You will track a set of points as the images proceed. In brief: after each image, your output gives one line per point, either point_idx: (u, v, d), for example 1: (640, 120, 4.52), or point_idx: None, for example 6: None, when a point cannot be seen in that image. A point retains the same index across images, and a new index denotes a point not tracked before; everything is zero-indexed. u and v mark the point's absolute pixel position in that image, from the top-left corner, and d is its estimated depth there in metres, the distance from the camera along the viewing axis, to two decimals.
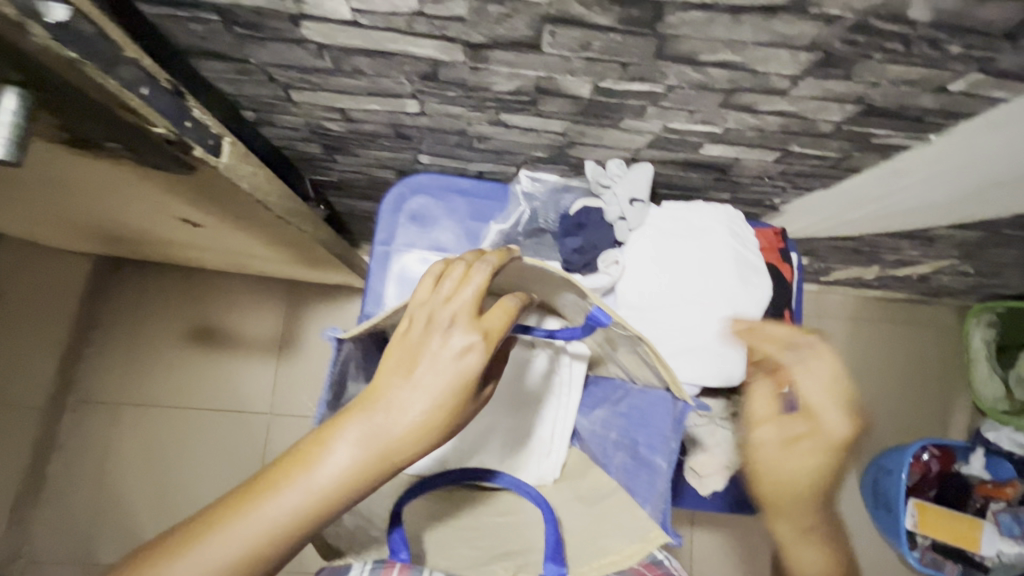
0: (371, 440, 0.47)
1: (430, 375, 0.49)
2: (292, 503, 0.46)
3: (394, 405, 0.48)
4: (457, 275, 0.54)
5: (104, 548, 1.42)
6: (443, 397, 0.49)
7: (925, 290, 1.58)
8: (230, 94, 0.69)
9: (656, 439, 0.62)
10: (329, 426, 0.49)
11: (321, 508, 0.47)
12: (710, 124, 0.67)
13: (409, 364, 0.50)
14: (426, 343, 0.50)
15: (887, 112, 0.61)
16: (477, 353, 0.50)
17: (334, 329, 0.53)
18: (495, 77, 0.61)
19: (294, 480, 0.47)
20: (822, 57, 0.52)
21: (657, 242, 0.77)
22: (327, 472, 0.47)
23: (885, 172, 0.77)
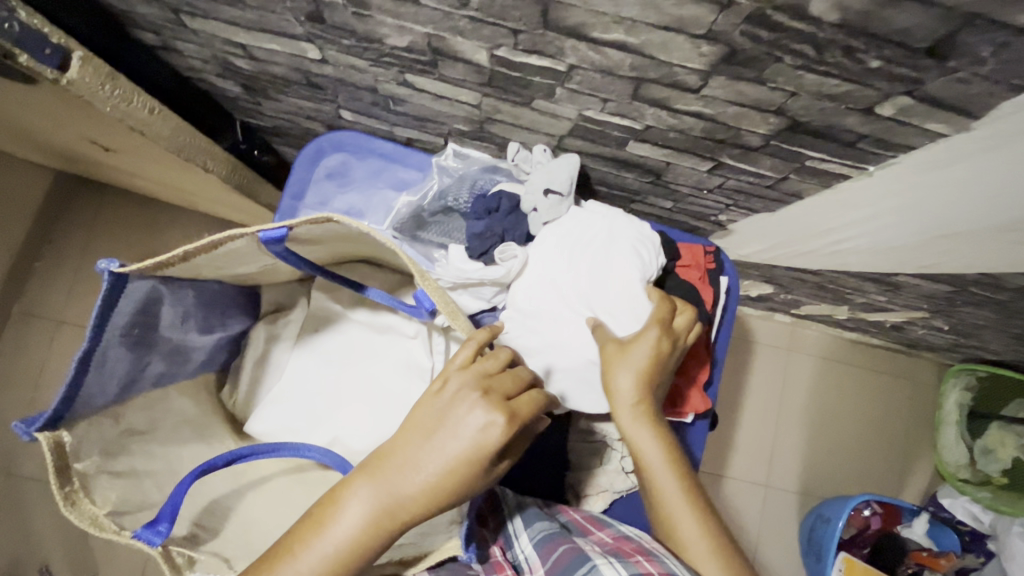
0: (384, 500, 0.48)
1: (447, 442, 0.48)
2: (308, 564, 0.46)
3: (413, 466, 0.48)
4: (490, 365, 0.53)
5: (25, 458, 1.44)
6: (455, 463, 0.48)
7: (901, 340, 1.48)
8: (121, 10, 0.64)
9: None
10: (343, 484, 0.49)
11: (337, 568, 0.47)
12: (627, 117, 0.60)
13: (428, 429, 0.49)
14: (449, 412, 0.49)
15: (814, 131, 0.54)
16: (495, 428, 0.48)
17: (109, 261, 0.45)
18: (384, 29, 0.55)
19: (311, 542, 0.47)
20: (726, 53, 0.45)
21: (564, 240, 0.72)
22: (340, 531, 0.47)
23: (829, 202, 0.69)
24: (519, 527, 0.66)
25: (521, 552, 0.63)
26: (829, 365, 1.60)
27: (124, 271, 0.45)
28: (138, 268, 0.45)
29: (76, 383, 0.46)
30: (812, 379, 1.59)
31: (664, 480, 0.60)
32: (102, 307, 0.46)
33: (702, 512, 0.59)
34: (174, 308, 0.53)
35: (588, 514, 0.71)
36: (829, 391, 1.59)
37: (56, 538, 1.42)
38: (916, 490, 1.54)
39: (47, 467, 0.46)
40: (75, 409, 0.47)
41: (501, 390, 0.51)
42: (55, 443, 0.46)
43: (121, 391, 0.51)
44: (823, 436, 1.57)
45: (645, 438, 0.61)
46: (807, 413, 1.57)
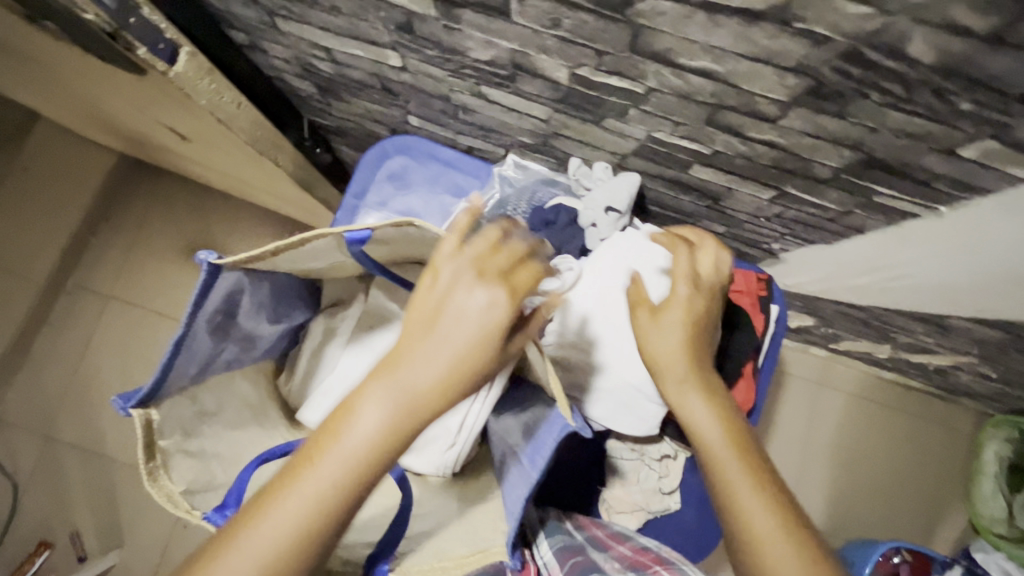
0: (406, 393, 0.46)
1: (459, 325, 0.47)
2: (332, 468, 0.44)
3: (425, 354, 0.47)
4: (485, 247, 0.50)
5: (66, 426, 1.50)
6: (465, 349, 0.47)
7: (942, 384, 1.44)
8: (218, 9, 0.67)
9: (533, 450, 0.58)
10: (352, 390, 0.47)
11: (360, 474, 0.45)
12: (696, 141, 0.62)
13: (428, 321, 0.48)
14: (451, 300, 0.48)
15: (888, 167, 0.54)
16: (501, 300, 0.47)
17: (209, 253, 0.47)
18: (470, 42, 0.57)
19: (327, 450, 0.45)
20: (811, 86, 0.46)
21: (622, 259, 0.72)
22: (357, 437, 0.45)
23: (889, 240, 0.69)
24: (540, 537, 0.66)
25: (541, 558, 0.63)
26: (863, 402, 1.56)
27: (221, 263, 0.48)
28: (234, 261, 0.48)
29: (170, 366, 0.49)
30: (844, 417, 1.55)
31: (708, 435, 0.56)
32: (199, 296, 0.48)
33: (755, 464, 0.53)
34: (253, 297, 0.56)
35: (612, 529, 0.70)
36: (861, 430, 1.55)
37: (87, 506, 1.47)
38: (947, 541, 1.49)
39: (137, 443, 0.49)
40: (165, 390, 0.50)
41: (497, 268, 0.49)
42: (147, 421, 0.49)
43: (199, 372, 0.54)
44: (853, 476, 1.52)
45: (694, 396, 0.58)
46: (837, 451, 1.53)
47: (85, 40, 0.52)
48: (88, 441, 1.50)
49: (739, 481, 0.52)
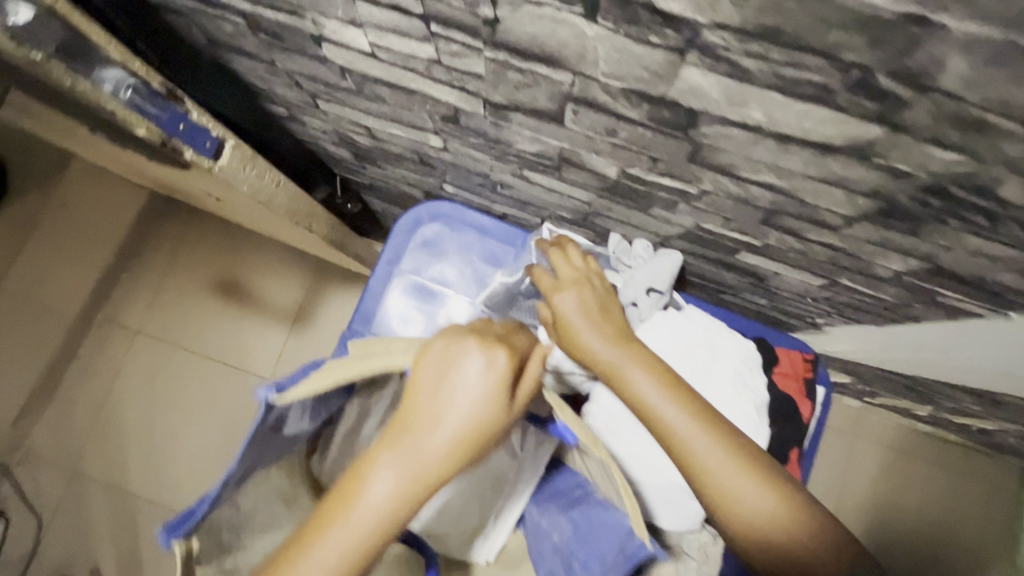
0: (412, 467, 0.43)
1: (463, 389, 0.44)
2: (336, 546, 0.42)
3: (432, 424, 0.44)
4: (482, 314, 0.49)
5: (92, 460, 1.51)
6: (476, 417, 0.43)
7: (984, 440, 1.38)
8: (261, 89, 0.67)
9: (600, 561, 0.58)
10: (359, 459, 0.44)
11: (370, 546, 0.43)
12: (748, 235, 0.59)
13: (430, 389, 0.44)
14: (447, 365, 0.44)
15: (957, 277, 0.51)
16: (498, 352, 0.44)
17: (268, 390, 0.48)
18: (518, 137, 0.56)
19: (335, 525, 0.42)
20: (884, 208, 0.43)
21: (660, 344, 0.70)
22: (368, 510, 0.42)
23: (948, 331, 0.66)
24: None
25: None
26: (898, 455, 1.50)
27: (280, 398, 0.48)
28: (292, 396, 0.49)
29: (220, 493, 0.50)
30: (878, 470, 1.49)
31: (663, 407, 0.53)
32: (257, 426, 0.49)
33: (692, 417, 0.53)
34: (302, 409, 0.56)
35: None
36: (897, 483, 1.49)
37: (110, 543, 1.47)
38: None
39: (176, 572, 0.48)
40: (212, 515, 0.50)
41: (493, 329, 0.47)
42: (187, 552, 0.48)
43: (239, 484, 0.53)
44: (889, 534, 1.46)
45: (631, 374, 0.56)
46: (871, 506, 1.47)
47: (133, 144, 0.51)
48: (113, 476, 1.51)
49: (689, 433, 0.51)
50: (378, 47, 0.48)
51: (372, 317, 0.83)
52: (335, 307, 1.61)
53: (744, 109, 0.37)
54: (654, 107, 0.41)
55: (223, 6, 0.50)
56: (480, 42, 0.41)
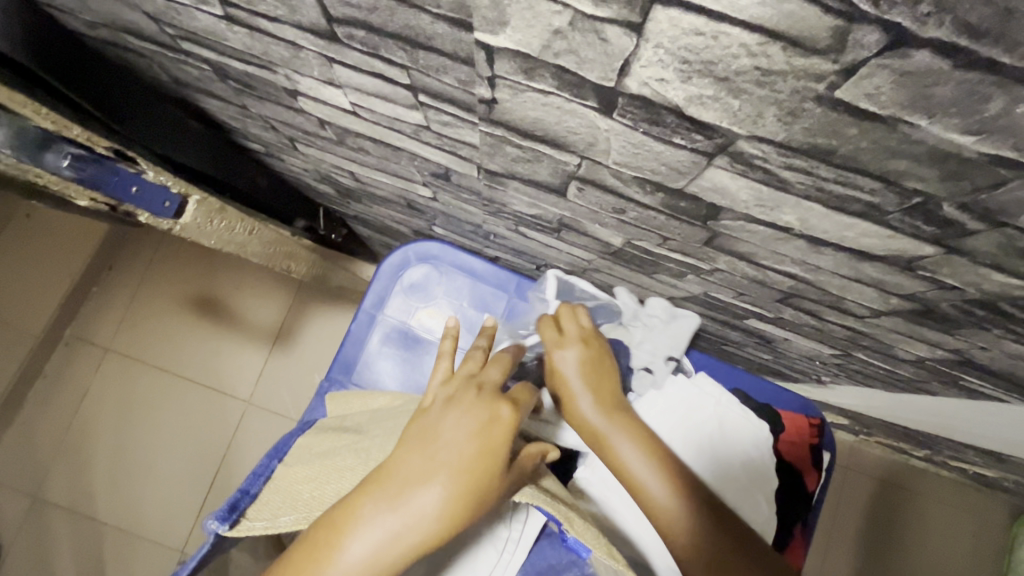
0: (387, 526, 0.35)
1: (459, 441, 0.38)
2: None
3: (420, 480, 0.36)
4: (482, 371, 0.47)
5: (57, 484, 1.44)
6: (475, 472, 0.37)
7: (979, 479, 1.35)
8: (234, 129, 0.61)
9: None
10: (334, 511, 0.37)
11: None
12: (761, 308, 0.55)
13: (422, 439, 0.39)
14: (445, 417, 0.40)
15: (988, 370, 0.47)
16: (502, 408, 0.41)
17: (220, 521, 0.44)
18: (514, 200, 0.51)
19: None
20: (920, 309, 0.39)
21: (668, 416, 0.64)
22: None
23: (962, 405, 0.62)
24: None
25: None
26: (892, 490, 1.47)
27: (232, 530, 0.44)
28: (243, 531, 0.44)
29: None
30: (871, 506, 1.46)
31: (647, 480, 0.51)
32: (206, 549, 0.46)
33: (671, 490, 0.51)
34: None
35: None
36: (890, 520, 1.46)
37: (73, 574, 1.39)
38: None
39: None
40: None
41: (495, 387, 0.44)
42: None
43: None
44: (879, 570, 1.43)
45: (624, 449, 0.53)
46: (862, 542, 1.44)
47: None
48: (78, 502, 1.43)
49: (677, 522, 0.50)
50: (360, 106, 0.42)
51: (353, 366, 0.77)
52: (318, 329, 1.57)
53: (777, 212, 0.32)
54: (669, 196, 0.36)
55: (185, 52, 0.44)
56: (477, 118, 0.36)
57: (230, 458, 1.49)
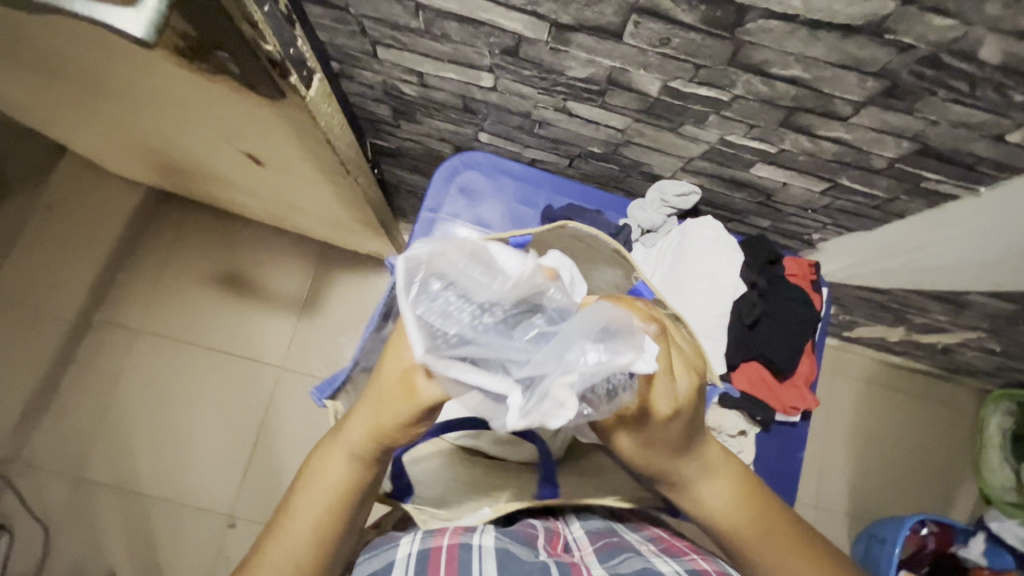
0: (342, 459, 0.53)
1: (368, 408, 0.51)
2: (278, 547, 0.51)
3: (350, 437, 0.52)
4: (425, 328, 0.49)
5: (99, 466, 1.42)
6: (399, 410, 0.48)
7: (947, 365, 1.53)
8: (323, 42, 0.74)
9: None
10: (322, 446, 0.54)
11: (332, 507, 0.53)
12: (766, 142, 0.70)
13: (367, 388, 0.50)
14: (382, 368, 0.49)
15: (940, 155, 0.63)
16: (407, 348, 0.48)
17: None
18: (572, 62, 0.64)
19: (298, 496, 0.53)
20: (888, 87, 0.55)
21: (672, 253, 0.84)
22: (323, 481, 0.53)
23: (926, 221, 0.79)
24: (575, 526, 0.66)
25: (572, 537, 0.65)
26: (877, 388, 1.62)
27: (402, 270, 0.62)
28: None
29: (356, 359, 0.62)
30: (861, 404, 1.60)
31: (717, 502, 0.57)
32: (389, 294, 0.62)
33: (728, 458, 0.59)
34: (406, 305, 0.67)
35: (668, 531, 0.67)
36: (879, 415, 1.61)
37: (124, 550, 1.38)
38: (964, 512, 1.55)
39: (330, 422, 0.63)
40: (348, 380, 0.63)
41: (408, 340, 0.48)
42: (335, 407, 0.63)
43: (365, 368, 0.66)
44: (873, 459, 1.58)
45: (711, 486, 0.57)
46: (857, 436, 1.59)
47: (242, 72, 0.57)
48: (122, 478, 1.42)
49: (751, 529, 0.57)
50: None
51: None
52: (342, 292, 1.55)
53: None
54: (708, 8, 0.51)
55: None
56: None
57: (269, 425, 1.47)
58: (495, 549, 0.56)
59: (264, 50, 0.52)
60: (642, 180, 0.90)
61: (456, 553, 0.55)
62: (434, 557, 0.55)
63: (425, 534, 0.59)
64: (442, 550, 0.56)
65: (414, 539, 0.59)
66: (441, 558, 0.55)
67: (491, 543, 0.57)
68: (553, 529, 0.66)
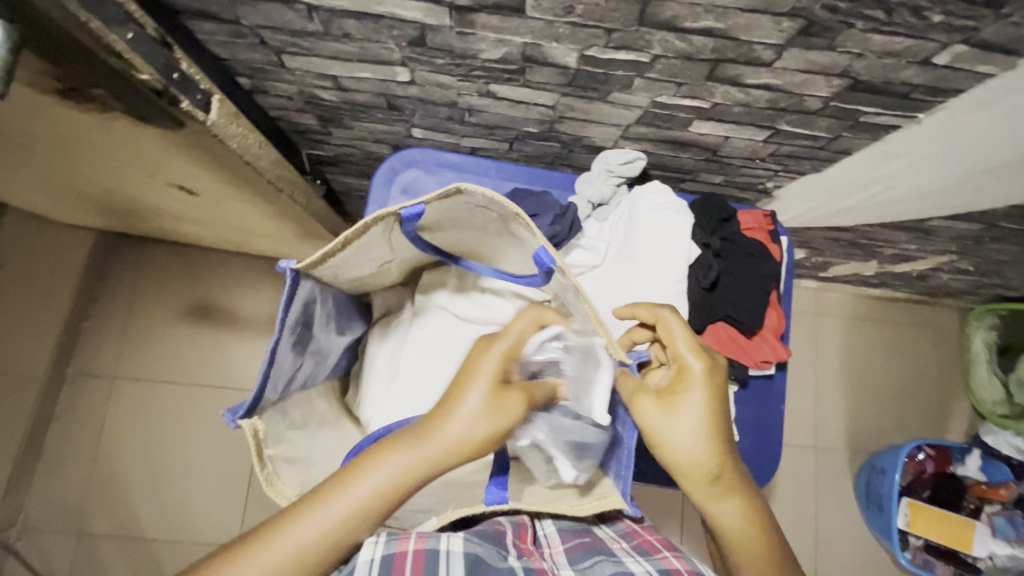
0: (408, 460, 0.50)
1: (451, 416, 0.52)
2: (322, 524, 0.48)
3: (424, 439, 0.51)
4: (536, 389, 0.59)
5: (97, 518, 1.40)
6: (488, 425, 0.53)
7: (926, 290, 1.52)
8: (224, 58, 0.70)
9: (624, 410, 0.65)
10: (380, 445, 0.52)
11: (379, 507, 0.50)
12: (698, 98, 0.67)
13: (455, 391, 0.53)
14: (478, 376, 0.54)
15: (872, 87, 0.61)
16: (497, 361, 0.55)
17: (288, 261, 0.56)
18: (483, 44, 0.61)
19: (351, 484, 0.49)
20: (804, 25, 0.52)
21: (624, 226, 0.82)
22: (379, 477, 0.50)
23: (875, 154, 0.77)
24: (546, 521, 0.65)
25: (542, 531, 0.64)
26: (861, 323, 1.62)
27: (302, 266, 0.55)
28: (308, 263, 0.55)
29: (266, 376, 0.55)
30: (847, 341, 1.61)
31: (721, 511, 0.59)
32: (289, 299, 0.55)
33: (743, 479, 0.60)
34: (323, 311, 0.64)
35: (643, 521, 0.65)
36: (866, 350, 1.61)
37: None
38: (960, 431, 1.58)
39: (250, 451, 0.54)
40: (262, 400, 0.56)
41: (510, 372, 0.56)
42: (253, 430, 0.54)
43: (280, 391, 0.58)
44: (866, 393, 1.59)
45: (726, 502, 0.59)
46: (847, 373, 1.59)
47: (133, 106, 0.54)
48: (122, 527, 1.41)
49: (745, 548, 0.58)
50: None
51: None
52: None
53: None
54: None
55: None
56: None
57: None
58: (465, 555, 0.51)
59: (141, 79, 0.49)
60: (586, 154, 0.87)
61: (423, 561, 0.49)
62: (399, 562, 0.48)
63: (388, 535, 0.51)
64: (407, 556, 0.49)
65: (375, 538, 0.51)
66: (405, 565, 0.48)
67: (460, 548, 0.52)
68: (521, 522, 0.63)
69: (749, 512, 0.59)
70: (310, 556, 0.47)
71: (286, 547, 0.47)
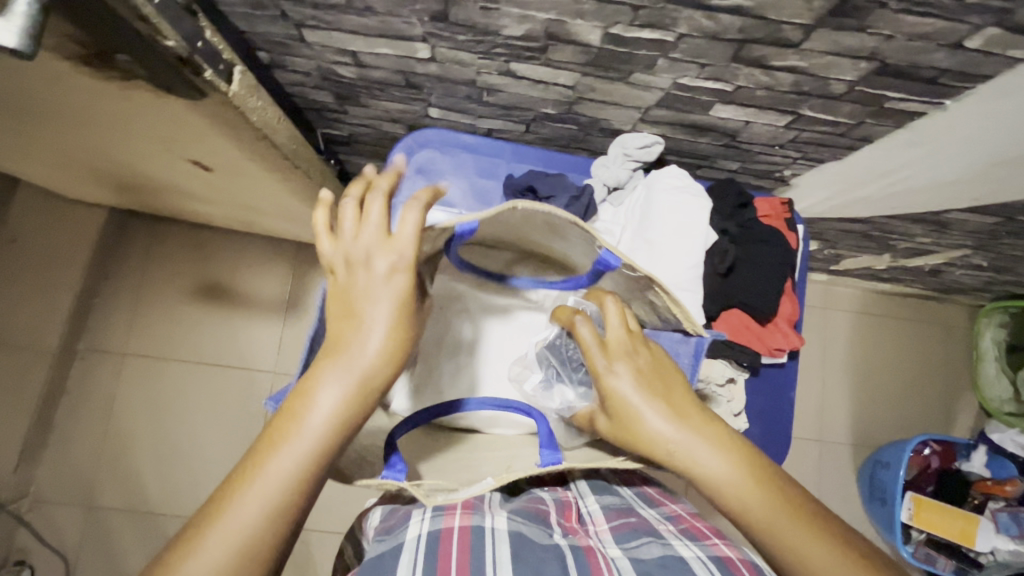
0: (339, 388, 0.50)
1: (367, 332, 0.51)
2: (287, 467, 0.48)
3: (348, 359, 0.51)
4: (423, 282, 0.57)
5: (106, 492, 1.42)
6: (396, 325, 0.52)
7: (938, 286, 1.51)
8: (243, 30, 0.70)
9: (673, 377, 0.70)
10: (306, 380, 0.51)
11: (327, 442, 0.49)
12: (721, 80, 0.67)
13: (349, 308, 0.52)
14: (378, 287, 0.52)
15: (900, 71, 0.60)
16: (379, 259, 0.51)
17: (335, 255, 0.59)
18: (506, 20, 0.61)
19: (295, 430, 0.49)
20: (836, 4, 0.51)
21: (640, 208, 0.81)
22: (319, 415, 0.49)
23: (895, 142, 0.76)
24: (591, 499, 0.66)
25: (586, 508, 0.65)
26: (870, 318, 1.61)
27: None
28: None
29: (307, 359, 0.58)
30: (856, 336, 1.60)
31: (704, 462, 0.56)
32: None
33: (716, 423, 0.58)
34: None
35: (688, 508, 0.67)
36: (874, 345, 1.61)
37: None
38: (966, 427, 1.57)
39: None
40: None
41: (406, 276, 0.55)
42: None
43: None
44: (872, 388, 1.59)
45: (703, 453, 0.56)
46: (854, 367, 1.59)
47: (155, 74, 0.54)
48: (131, 501, 1.42)
49: (746, 495, 0.54)
50: None
51: None
52: None
53: None
54: None
55: None
56: None
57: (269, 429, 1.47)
58: (508, 532, 0.53)
59: (166, 46, 0.50)
60: (604, 137, 0.87)
61: (468, 537, 0.52)
62: (445, 536, 0.52)
63: (435, 512, 0.56)
64: (452, 533, 0.52)
65: (423, 517, 0.56)
66: (452, 541, 0.51)
67: (505, 525, 0.54)
68: (564, 500, 0.65)
69: (733, 454, 0.56)
70: (285, 501, 0.47)
71: (258, 501, 0.46)
